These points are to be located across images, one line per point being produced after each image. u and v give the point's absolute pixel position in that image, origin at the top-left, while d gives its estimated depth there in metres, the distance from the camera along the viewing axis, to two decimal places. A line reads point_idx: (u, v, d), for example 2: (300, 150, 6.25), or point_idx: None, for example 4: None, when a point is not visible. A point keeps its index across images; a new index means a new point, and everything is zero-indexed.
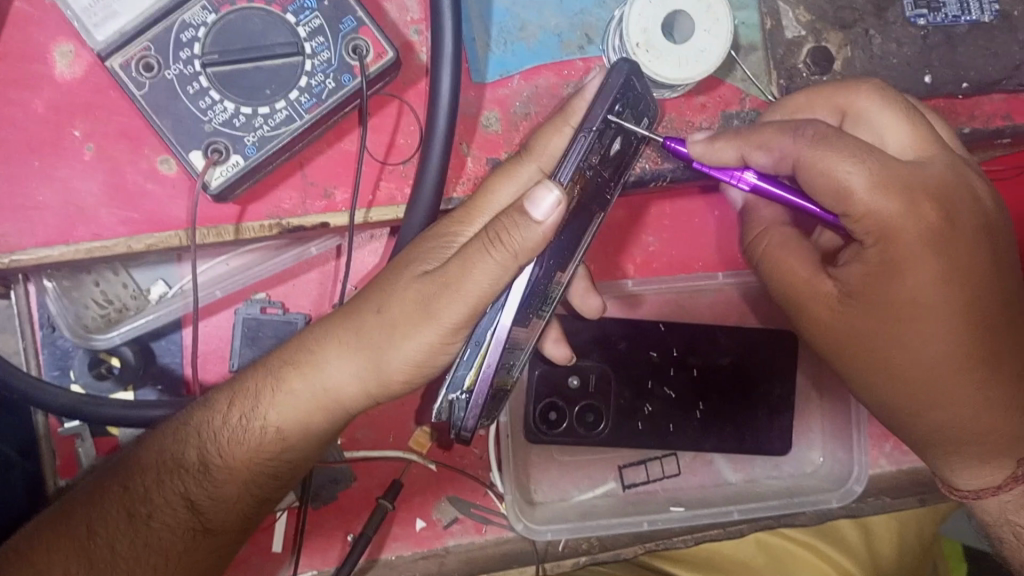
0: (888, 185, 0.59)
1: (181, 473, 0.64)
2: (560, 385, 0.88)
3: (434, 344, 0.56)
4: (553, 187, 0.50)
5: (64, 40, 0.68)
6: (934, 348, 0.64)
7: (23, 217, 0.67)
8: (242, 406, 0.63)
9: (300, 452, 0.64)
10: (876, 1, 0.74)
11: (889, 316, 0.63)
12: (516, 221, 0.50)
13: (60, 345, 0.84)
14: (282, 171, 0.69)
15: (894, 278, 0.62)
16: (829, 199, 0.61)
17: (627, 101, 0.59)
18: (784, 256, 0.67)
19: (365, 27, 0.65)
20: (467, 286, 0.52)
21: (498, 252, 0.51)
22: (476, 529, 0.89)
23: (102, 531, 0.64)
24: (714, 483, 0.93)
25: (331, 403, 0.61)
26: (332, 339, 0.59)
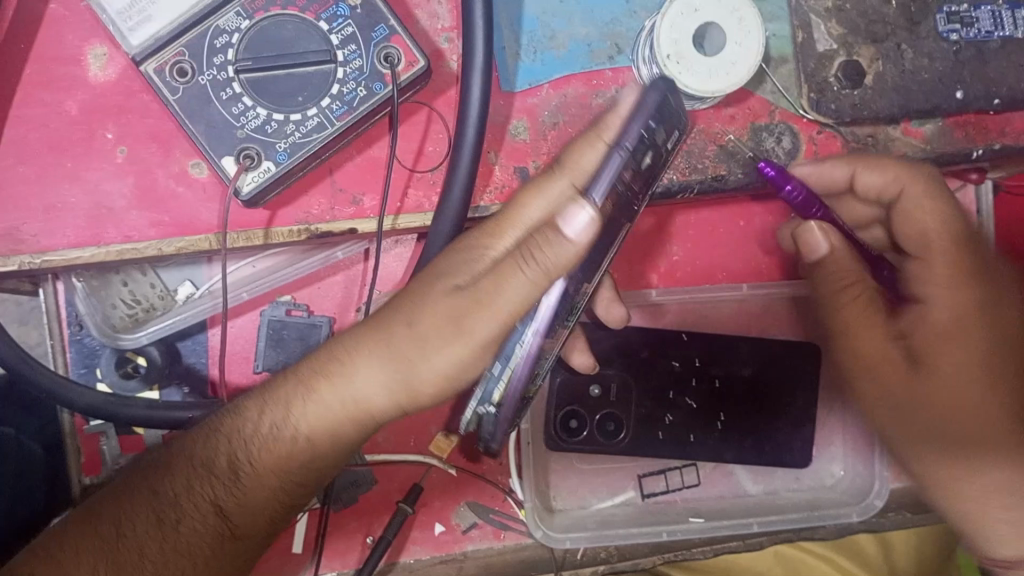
0: (947, 222, 0.71)
1: (211, 480, 0.64)
2: (581, 394, 0.88)
3: (465, 359, 0.56)
4: (586, 205, 0.50)
5: (98, 42, 0.69)
6: (971, 400, 0.71)
7: (55, 218, 0.67)
8: (273, 414, 0.63)
9: (329, 459, 0.64)
10: (909, 15, 0.74)
11: (942, 365, 0.71)
12: (549, 239, 0.50)
13: (87, 343, 0.84)
14: (312, 177, 0.69)
15: (944, 335, 0.71)
16: (914, 238, 0.73)
17: (664, 118, 0.59)
18: (847, 307, 0.73)
19: (397, 35, 0.65)
20: (501, 303, 0.53)
21: (530, 269, 0.51)
22: (494, 535, 0.89)
23: (130, 533, 0.64)
24: (734, 494, 0.93)
25: (361, 413, 0.61)
26: (362, 349, 0.59)
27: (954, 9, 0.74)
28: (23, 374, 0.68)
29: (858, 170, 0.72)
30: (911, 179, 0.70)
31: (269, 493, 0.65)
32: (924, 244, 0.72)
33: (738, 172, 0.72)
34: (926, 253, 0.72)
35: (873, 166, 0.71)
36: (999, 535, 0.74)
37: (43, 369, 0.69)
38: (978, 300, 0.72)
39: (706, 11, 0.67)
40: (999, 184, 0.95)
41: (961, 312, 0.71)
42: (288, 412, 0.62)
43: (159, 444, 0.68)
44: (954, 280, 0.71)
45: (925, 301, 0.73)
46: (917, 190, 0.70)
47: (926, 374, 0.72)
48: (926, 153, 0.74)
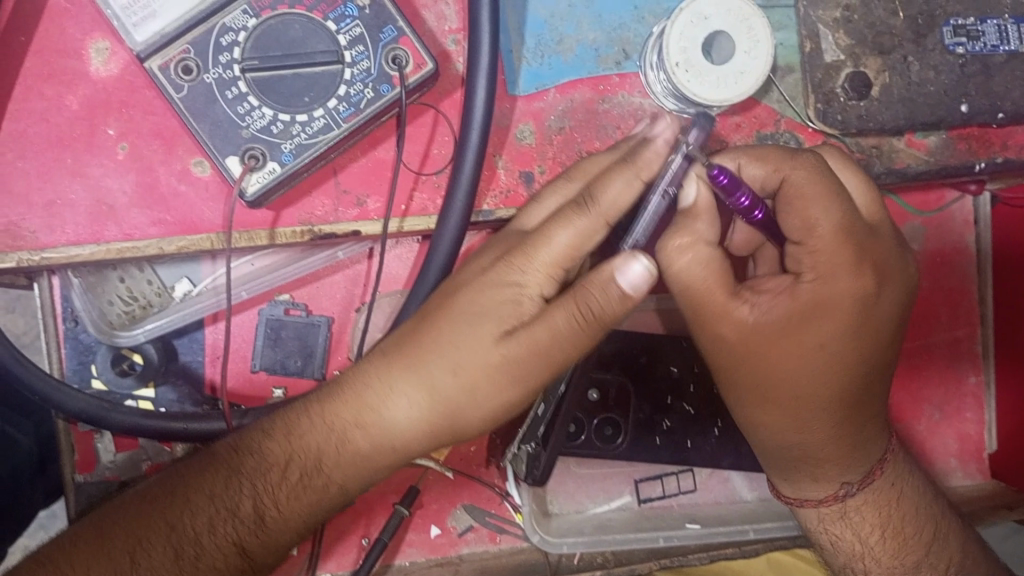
0: (850, 245, 0.60)
1: (233, 521, 0.59)
2: (578, 397, 0.87)
3: (515, 397, 0.59)
4: (644, 260, 0.56)
5: (101, 37, 0.68)
6: (817, 388, 0.64)
7: (55, 214, 0.66)
8: (307, 459, 0.60)
9: (354, 495, 0.62)
10: (916, 27, 0.74)
11: (786, 357, 0.62)
12: (608, 293, 0.56)
13: (83, 340, 0.83)
14: (316, 178, 0.69)
15: (818, 323, 0.61)
16: (796, 232, 0.61)
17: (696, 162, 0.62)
18: (706, 276, 0.61)
19: (405, 37, 0.65)
20: (556, 353, 0.57)
21: (587, 324, 0.56)
22: (490, 537, 0.89)
23: (145, 566, 0.58)
24: (730, 500, 0.94)
25: (396, 449, 0.60)
26: (403, 388, 0.59)
27: (960, 22, 0.74)
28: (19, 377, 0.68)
29: (791, 180, 0.61)
30: (835, 203, 0.60)
31: (294, 532, 0.61)
32: (808, 236, 0.60)
33: None
34: (806, 245, 0.61)
35: (820, 201, 0.59)
36: (846, 550, 0.75)
37: (44, 375, 0.69)
38: (844, 299, 0.61)
39: (716, 20, 0.67)
40: (998, 195, 0.96)
41: (825, 302, 0.61)
42: (321, 456, 0.60)
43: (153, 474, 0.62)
44: (847, 275, 0.60)
45: (796, 282, 0.61)
46: (832, 225, 0.60)
47: (759, 355, 0.62)
48: (929, 164, 0.75)
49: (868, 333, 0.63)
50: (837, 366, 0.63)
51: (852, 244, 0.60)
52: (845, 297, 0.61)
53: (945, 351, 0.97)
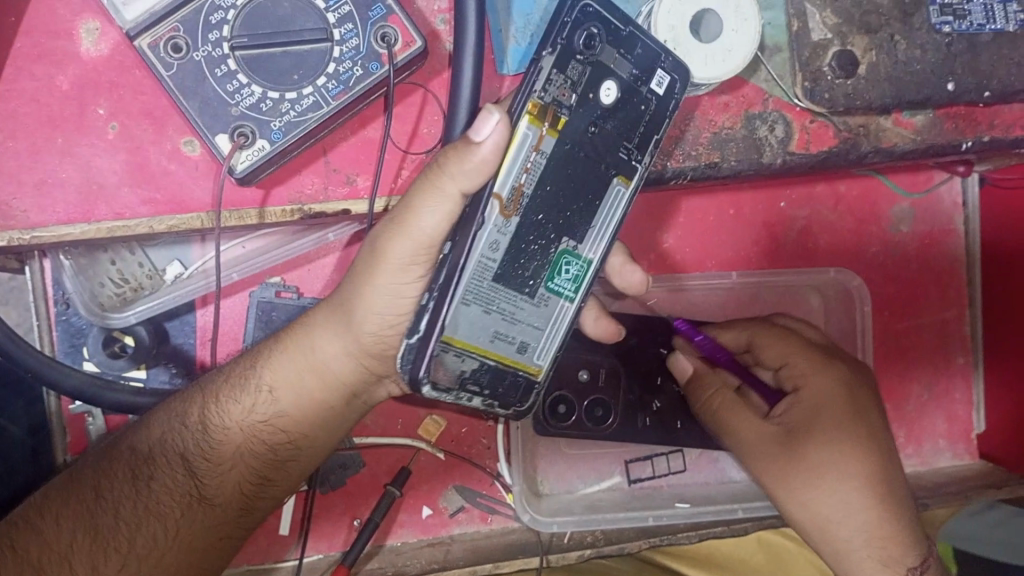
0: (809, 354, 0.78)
1: (183, 433, 0.67)
2: (569, 377, 0.88)
3: (392, 287, 0.61)
4: (492, 109, 0.54)
5: (91, 17, 0.68)
6: (855, 467, 0.73)
7: (45, 193, 0.66)
8: (244, 368, 0.68)
9: (297, 421, 0.68)
10: (902, 6, 0.74)
11: (820, 450, 0.73)
12: (457, 146, 0.55)
13: (73, 323, 0.83)
14: (305, 157, 0.69)
15: (829, 422, 0.73)
16: (776, 361, 0.80)
17: (612, 39, 0.60)
18: (733, 407, 0.75)
19: (393, 15, 0.65)
20: (416, 222, 0.57)
21: (442, 179, 0.56)
22: (481, 518, 0.90)
23: (109, 494, 0.65)
24: (719, 480, 0.94)
25: (321, 366, 0.66)
26: (322, 306, 0.67)
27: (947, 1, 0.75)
28: (13, 355, 0.68)
29: (756, 335, 0.82)
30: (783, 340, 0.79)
31: (238, 449, 0.68)
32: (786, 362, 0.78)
33: (731, 161, 0.73)
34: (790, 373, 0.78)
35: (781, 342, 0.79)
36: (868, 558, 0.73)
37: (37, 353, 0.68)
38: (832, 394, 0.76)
39: None
40: (985, 177, 0.96)
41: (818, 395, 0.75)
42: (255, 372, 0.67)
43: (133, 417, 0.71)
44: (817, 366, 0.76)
45: (795, 396, 0.76)
46: (775, 353, 0.80)
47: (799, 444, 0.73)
48: (915, 143, 0.75)
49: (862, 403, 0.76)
50: (859, 438, 0.73)
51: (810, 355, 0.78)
52: (832, 393, 0.75)
53: (934, 330, 0.98)
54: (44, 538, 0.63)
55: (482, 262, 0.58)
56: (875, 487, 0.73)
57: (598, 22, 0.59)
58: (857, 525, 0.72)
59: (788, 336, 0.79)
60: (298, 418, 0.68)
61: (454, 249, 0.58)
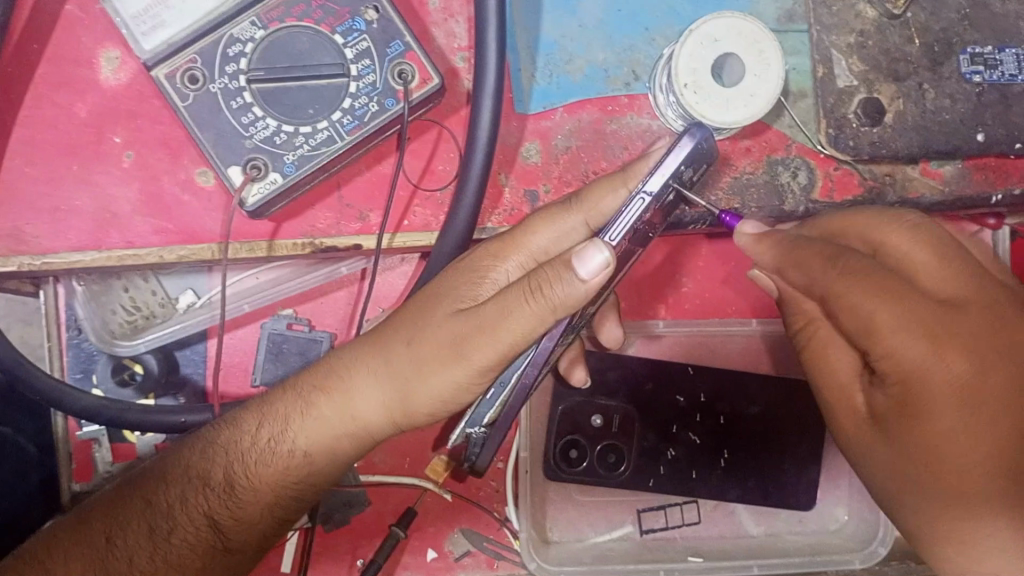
0: (939, 261, 0.62)
1: (205, 488, 0.64)
2: (583, 423, 0.86)
3: (461, 383, 0.57)
4: (605, 248, 0.51)
5: (112, 46, 0.68)
6: (969, 417, 0.58)
7: (59, 220, 0.66)
8: (273, 427, 0.63)
9: (325, 475, 0.65)
10: (932, 55, 0.73)
11: (915, 383, 0.60)
12: (561, 275, 0.52)
13: (85, 349, 0.82)
14: (319, 191, 0.68)
15: (939, 341, 0.60)
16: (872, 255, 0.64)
17: (694, 162, 0.58)
18: (827, 323, 0.66)
19: (412, 52, 0.65)
20: (505, 331, 0.54)
21: (536, 302, 0.52)
22: (487, 563, 0.87)
23: (122, 544, 0.64)
24: (735, 535, 0.90)
25: (359, 430, 0.62)
26: (363, 363, 0.60)
27: (978, 51, 0.73)
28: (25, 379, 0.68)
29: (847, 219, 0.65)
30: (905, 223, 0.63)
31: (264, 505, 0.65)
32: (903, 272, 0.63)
33: (751, 207, 0.71)
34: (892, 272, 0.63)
35: (884, 225, 0.63)
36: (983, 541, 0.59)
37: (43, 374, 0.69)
38: (959, 311, 0.60)
39: (727, 41, 0.67)
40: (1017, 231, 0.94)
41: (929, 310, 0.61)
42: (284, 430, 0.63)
43: (156, 453, 0.68)
44: (950, 286, 0.61)
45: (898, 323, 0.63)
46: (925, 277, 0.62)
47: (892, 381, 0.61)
48: (944, 195, 0.73)
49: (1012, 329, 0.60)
50: (985, 374, 0.58)
51: (939, 262, 0.62)
52: (955, 316, 0.60)
53: None
54: None
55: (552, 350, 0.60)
56: (991, 450, 0.58)
57: (693, 161, 0.58)
58: (974, 511, 0.59)
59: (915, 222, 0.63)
60: (328, 468, 0.65)
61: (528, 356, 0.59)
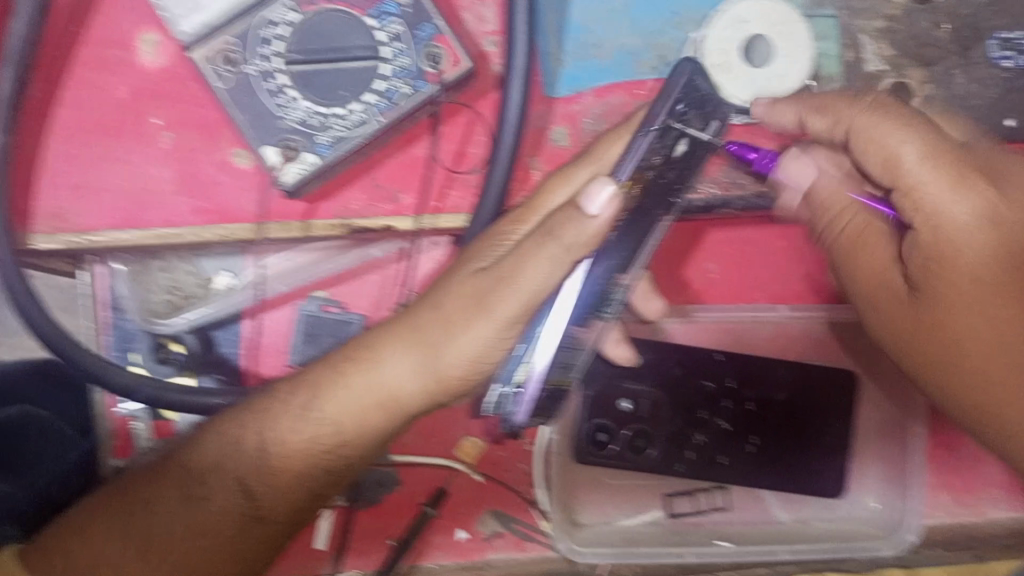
0: (938, 163, 0.63)
1: (239, 456, 0.68)
2: (610, 406, 0.87)
3: (488, 338, 0.61)
4: (609, 184, 0.57)
5: (149, 29, 0.71)
6: (1004, 324, 0.65)
7: (100, 200, 0.69)
8: (303, 396, 0.67)
9: (354, 446, 0.68)
10: (961, 41, 0.73)
11: (960, 309, 0.65)
12: (571, 216, 0.57)
13: (125, 327, 0.82)
14: (352, 173, 0.70)
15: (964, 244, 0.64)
16: (883, 173, 0.65)
17: (693, 102, 0.63)
18: (865, 245, 0.68)
19: (443, 35, 0.67)
20: (523, 281, 0.59)
21: (552, 245, 0.58)
22: (516, 544, 0.87)
23: (159, 510, 0.68)
24: (764, 521, 0.90)
25: (389, 399, 0.65)
26: (391, 334, 0.64)
27: (1007, 36, 0.73)
28: (57, 348, 0.70)
29: (856, 128, 0.65)
30: (909, 128, 0.63)
31: (293, 477, 0.68)
32: (893, 172, 0.64)
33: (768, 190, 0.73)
34: (901, 187, 0.64)
35: (888, 125, 0.63)
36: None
37: (74, 342, 0.70)
38: (964, 216, 0.63)
39: (753, 25, 0.70)
40: None
41: (941, 222, 0.64)
42: (313, 398, 0.66)
43: (194, 430, 0.72)
44: (954, 191, 0.63)
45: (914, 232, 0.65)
46: (937, 192, 0.63)
47: (932, 307, 0.65)
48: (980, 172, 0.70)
49: (1008, 210, 0.64)
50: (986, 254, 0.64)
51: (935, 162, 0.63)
52: (966, 221, 0.64)
53: None
54: (94, 548, 0.68)
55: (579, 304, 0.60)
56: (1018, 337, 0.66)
57: (687, 95, 0.62)
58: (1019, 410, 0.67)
59: (912, 124, 0.64)
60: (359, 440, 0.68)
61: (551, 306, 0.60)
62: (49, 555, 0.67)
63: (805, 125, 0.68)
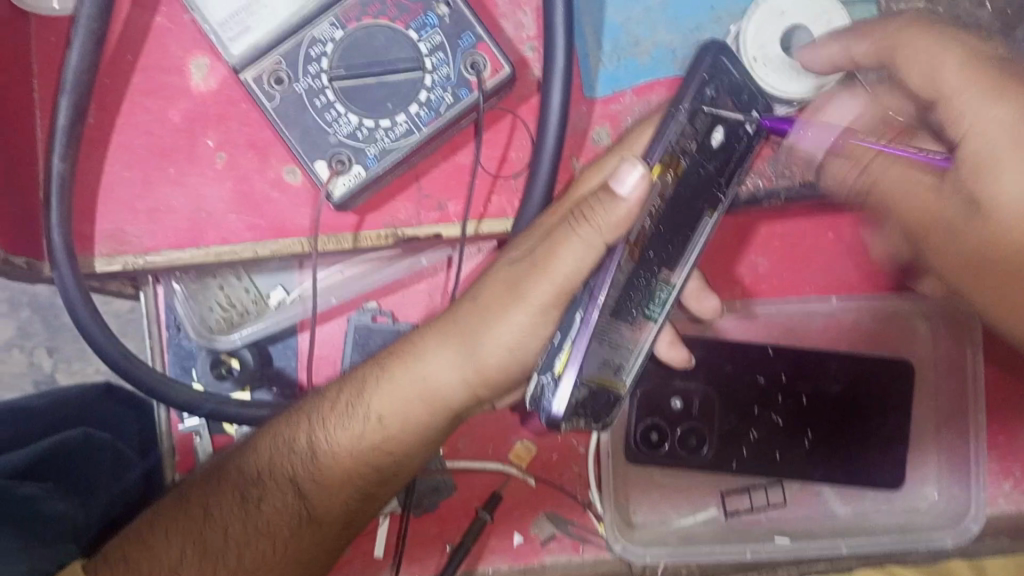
0: (976, 73, 0.60)
1: (292, 456, 0.69)
2: (662, 406, 0.87)
3: (524, 326, 0.63)
4: (639, 165, 0.57)
5: (200, 54, 0.73)
6: None
7: (158, 221, 0.71)
8: (351, 393, 0.69)
9: (402, 444, 0.69)
10: (1004, 19, 0.74)
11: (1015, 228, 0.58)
12: (602, 200, 0.58)
13: (184, 346, 0.85)
14: (398, 184, 0.71)
15: (1004, 161, 0.58)
16: (926, 88, 0.63)
17: (722, 87, 0.64)
18: (901, 184, 0.63)
19: (482, 43, 0.67)
20: (557, 265, 0.60)
21: (584, 229, 0.58)
22: (573, 547, 0.88)
23: (216, 515, 0.68)
24: (822, 516, 0.90)
25: (434, 393, 0.67)
26: (435, 331, 0.67)
27: None
28: (118, 366, 0.71)
29: (901, 44, 0.64)
30: (944, 46, 0.62)
31: (344, 474, 0.69)
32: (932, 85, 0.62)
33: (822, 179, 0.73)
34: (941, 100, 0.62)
35: (926, 39, 0.63)
36: None
37: (136, 361, 0.71)
38: (1006, 118, 0.58)
39: (793, 14, 0.70)
40: None
41: (979, 127, 0.59)
42: (361, 393, 0.68)
43: (243, 438, 0.73)
44: (992, 99, 0.59)
45: (959, 146, 0.60)
46: (970, 99, 0.60)
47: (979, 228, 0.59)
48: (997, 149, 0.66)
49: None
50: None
51: (975, 71, 0.60)
52: (1006, 124, 0.58)
53: None
54: (154, 552, 0.67)
55: (618, 277, 0.59)
56: None
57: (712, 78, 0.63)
58: None
59: (955, 38, 0.62)
60: (405, 439, 0.69)
61: (588, 294, 0.59)
62: (110, 565, 0.67)
63: (851, 55, 0.67)
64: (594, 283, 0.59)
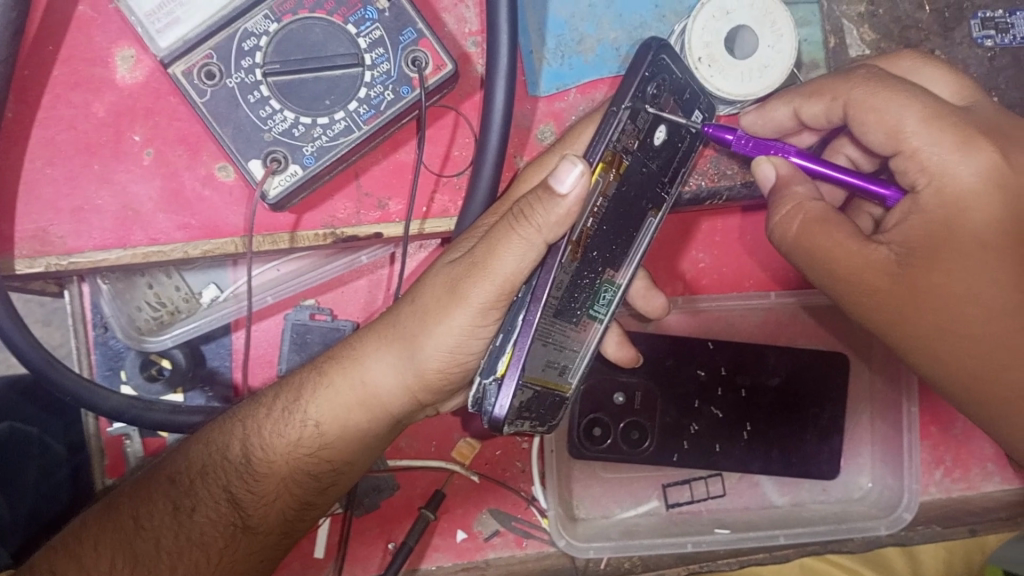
0: (942, 123, 0.59)
1: (225, 464, 0.67)
2: (605, 400, 0.87)
3: (465, 328, 0.61)
4: (578, 161, 0.54)
5: (127, 44, 0.69)
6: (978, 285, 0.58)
7: (81, 220, 0.68)
8: (286, 399, 0.66)
9: (342, 450, 0.67)
10: (943, 22, 0.76)
11: (950, 270, 0.58)
12: (541, 197, 0.55)
13: (112, 346, 0.82)
14: (338, 181, 0.69)
15: (965, 207, 0.58)
16: (886, 143, 0.61)
17: (664, 82, 0.63)
18: (824, 234, 0.61)
19: (425, 39, 0.65)
20: (497, 265, 0.57)
21: (523, 228, 0.56)
22: (516, 542, 0.87)
23: (148, 526, 0.66)
24: (760, 506, 0.91)
25: (373, 398, 0.65)
26: (374, 334, 0.65)
27: (989, 15, 0.76)
28: (31, 363, 0.67)
29: (854, 99, 0.62)
30: (906, 95, 0.60)
31: (281, 484, 0.67)
32: (895, 138, 0.60)
33: None
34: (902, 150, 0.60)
35: (887, 92, 0.61)
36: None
37: (51, 358, 0.68)
38: (971, 176, 0.58)
39: (739, 14, 0.68)
40: None
41: (944, 182, 0.59)
42: (296, 400, 0.66)
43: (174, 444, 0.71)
44: (960, 151, 0.59)
45: (918, 193, 0.60)
46: (937, 148, 0.59)
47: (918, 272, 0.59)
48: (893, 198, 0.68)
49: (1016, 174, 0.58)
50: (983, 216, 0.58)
51: (938, 120, 0.59)
52: (972, 185, 0.58)
53: None
54: (83, 565, 0.65)
55: (561, 273, 0.58)
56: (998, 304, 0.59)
57: (654, 72, 0.61)
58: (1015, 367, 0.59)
59: (909, 90, 0.60)
60: (344, 446, 0.67)
61: (530, 295, 0.57)
62: None
63: (801, 114, 0.67)
64: (536, 283, 0.57)
